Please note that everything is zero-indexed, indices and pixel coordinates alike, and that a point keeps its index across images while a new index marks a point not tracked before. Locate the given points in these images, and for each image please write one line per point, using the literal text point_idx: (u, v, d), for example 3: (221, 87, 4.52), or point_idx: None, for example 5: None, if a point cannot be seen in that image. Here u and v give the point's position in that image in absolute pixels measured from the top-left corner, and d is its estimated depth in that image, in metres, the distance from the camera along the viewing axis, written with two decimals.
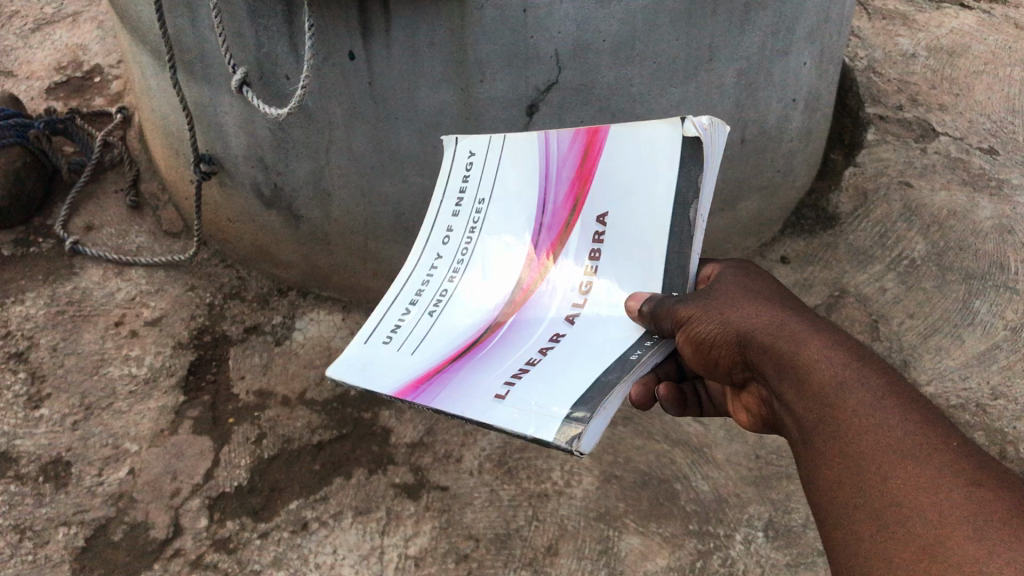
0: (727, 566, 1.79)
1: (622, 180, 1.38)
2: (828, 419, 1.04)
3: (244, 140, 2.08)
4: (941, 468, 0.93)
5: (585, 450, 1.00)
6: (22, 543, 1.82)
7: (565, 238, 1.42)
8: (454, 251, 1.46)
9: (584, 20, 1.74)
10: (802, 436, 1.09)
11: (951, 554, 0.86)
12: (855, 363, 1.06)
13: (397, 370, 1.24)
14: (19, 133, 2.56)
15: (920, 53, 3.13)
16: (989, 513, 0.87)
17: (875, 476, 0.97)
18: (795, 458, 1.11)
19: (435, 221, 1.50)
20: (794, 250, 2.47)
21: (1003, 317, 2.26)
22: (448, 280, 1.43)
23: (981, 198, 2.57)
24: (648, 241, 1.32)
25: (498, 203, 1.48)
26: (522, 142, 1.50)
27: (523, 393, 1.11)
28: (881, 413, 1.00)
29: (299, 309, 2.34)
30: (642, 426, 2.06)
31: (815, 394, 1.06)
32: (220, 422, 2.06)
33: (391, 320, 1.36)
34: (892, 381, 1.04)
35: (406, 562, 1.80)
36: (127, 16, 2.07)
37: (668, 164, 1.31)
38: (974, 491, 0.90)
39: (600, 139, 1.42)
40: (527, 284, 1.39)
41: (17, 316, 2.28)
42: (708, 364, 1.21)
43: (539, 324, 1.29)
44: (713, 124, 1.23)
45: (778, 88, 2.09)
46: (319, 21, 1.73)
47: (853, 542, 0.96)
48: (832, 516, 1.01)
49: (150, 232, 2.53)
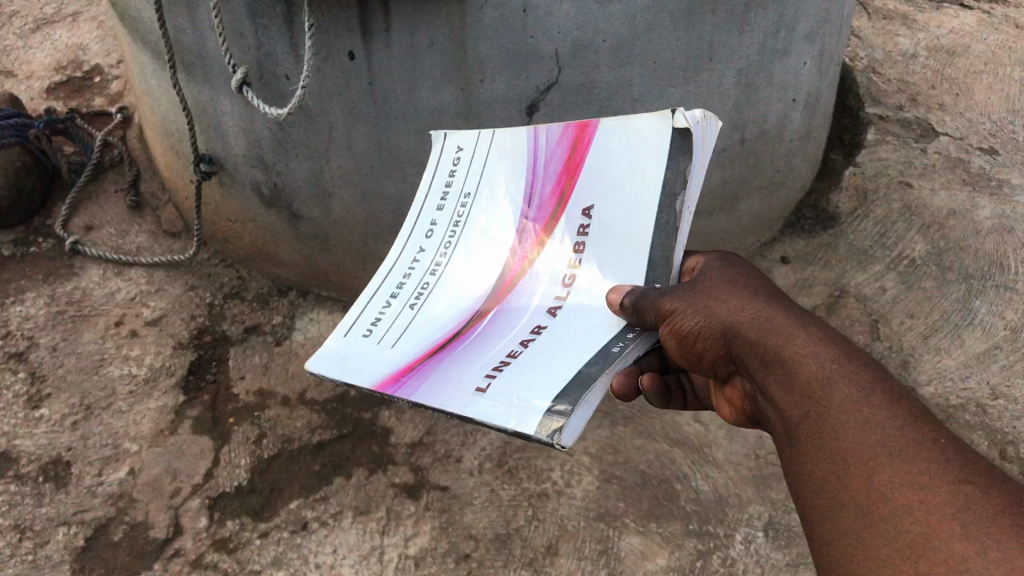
0: (726, 566, 1.79)
1: (609, 173, 1.38)
2: (815, 416, 1.04)
3: (244, 139, 2.08)
4: (927, 465, 0.93)
5: (567, 444, 1.00)
6: (22, 543, 1.82)
7: (550, 231, 1.41)
8: (437, 245, 1.46)
9: (584, 19, 1.74)
10: (787, 431, 1.09)
11: (939, 552, 0.86)
12: (841, 358, 1.07)
13: (376, 364, 1.24)
14: (19, 132, 2.56)
15: (919, 53, 3.13)
16: (977, 512, 0.87)
17: (863, 473, 0.97)
18: (780, 454, 1.11)
19: (420, 215, 1.50)
20: (794, 250, 2.46)
21: (1003, 317, 2.26)
22: (431, 273, 1.43)
23: (982, 198, 2.57)
24: (634, 234, 1.31)
25: (483, 197, 1.48)
26: (511, 138, 1.50)
27: (504, 387, 1.11)
28: (866, 408, 1.01)
29: (299, 309, 2.33)
30: (642, 426, 2.05)
31: (800, 390, 1.07)
32: (220, 422, 2.06)
33: (372, 313, 1.36)
34: (879, 379, 1.04)
35: (407, 562, 1.80)
36: (127, 16, 2.07)
37: (657, 156, 1.31)
38: (962, 489, 0.90)
39: (589, 134, 1.42)
40: (510, 277, 1.38)
41: (17, 316, 2.28)
42: (692, 358, 1.20)
43: (522, 316, 1.29)
44: (705, 118, 1.24)
45: (778, 88, 2.09)
46: (319, 21, 1.74)
47: (839, 537, 0.96)
48: (817, 512, 1.01)
49: (150, 232, 2.53)
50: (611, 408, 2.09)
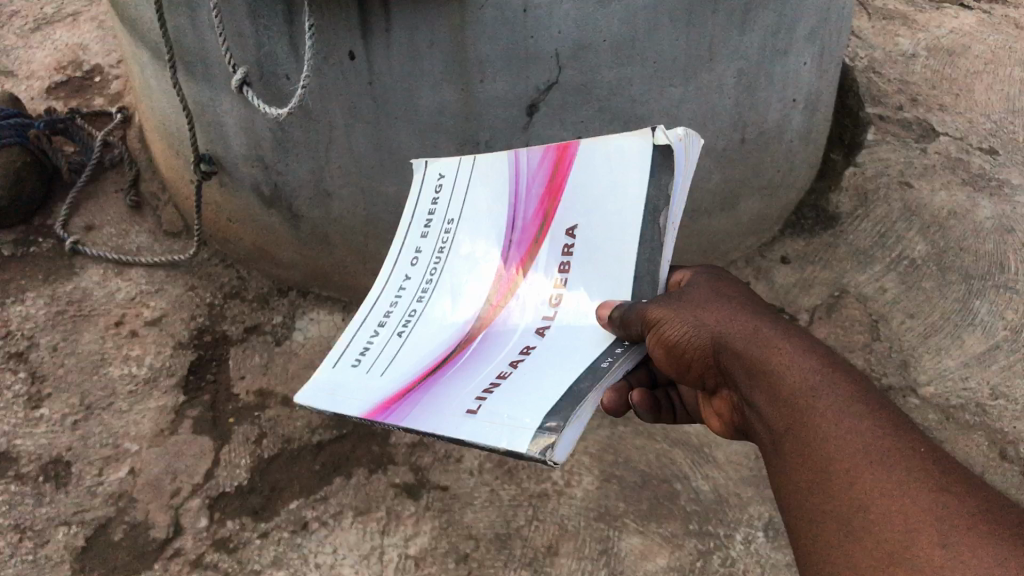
0: (727, 566, 1.79)
1: (593, 191, 1.38)
2: (799, 427, 1.04)
3: (244, 139, 2.08)
4: (908, 473, 0.93)
5: (559, 460, 1.00)
6: (22, 543, 1.82)
7: (535, 253, 1.42)
8: (423, 271, 1.46)
9: (584, 20, 1.74)
10: (773, 441, 1.09)
11: (918, 559, 0.86)
12: (825, 369, 1.07)
13: (365, 393, 1.23)
14: (19, 133, 2.56)
15: (919, 53, 3.13)
16: (955, 520, 0.87)
17: (845, 482, 0.97)
18: (767, 465, 1.10)
19: (404, 244, 1.49)
20: (794, 250, 2.46)
21: (1003, 317, 2.27)
22: (418, 298, 1.42)
23: (982, 198, 2.57)
24: (620, 251, 1.31)
25: (467, 221, 1.48)
26: (492, 163, 1.50)
27: (494, 407, 1.11)
28: (849, 418, 1.01)
29: (298, 308, 2.33)
30: (642, 426, 2.05)
31: (785, 399, 1.07)
32: (220, 422, 2.06)
33: (360, 342, 1.35)
34: (863, 389, 1.04)
35: (407, 562, 1.80)
36: (127, 17, 2.07)
37: (640, 174, 1.31)
38: (940, 497, 0.90)
39: (571, 154, 1.42)
40: (497, 302, 1.39)
41: (17, 315, 2.28)
42: (680, 369, 1.20)
43: (509, 339, 1.30)
44: (688, 136, 1.23)
45: (778, 88, 2.09)
46: (319, 21, 1.74)
47: (822, 547, 0.96)
48: (801, 519, 1.01)
49: (150, 232, 2.52)
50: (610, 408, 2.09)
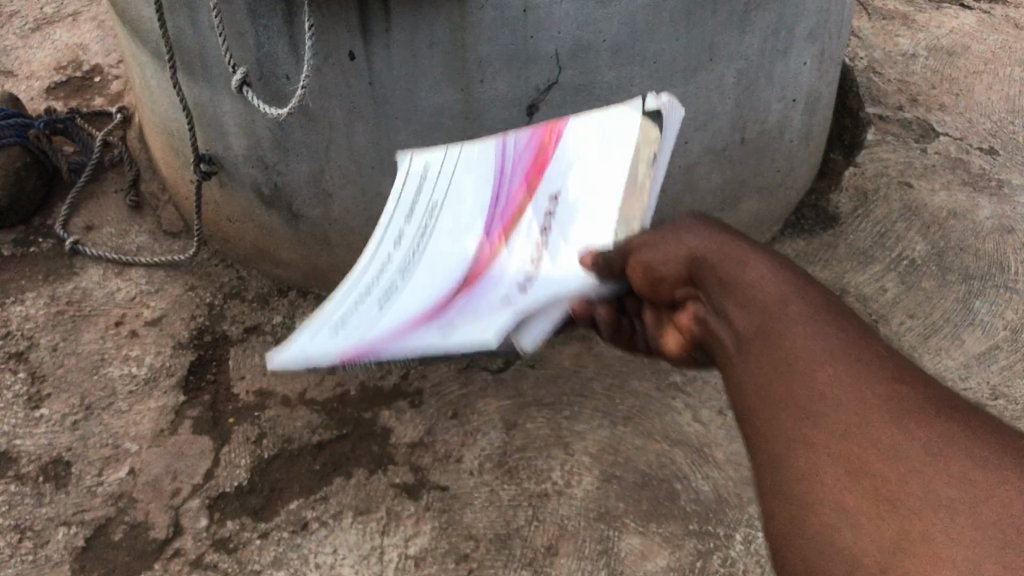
0: (726, 567, 1.80)
1: (575, 161, 1.41)
2: (762, 328, 1.05)
3: (244, 139, 2.08)
4: (863, 365, 0.94)
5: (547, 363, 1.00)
6: (22, 543, 1.82)
7: (520, 223, 1.40)
8: (407, 247, 1.42)
9: (584, 20, 1.74)
10: (731, 345, 1.10)
11: (868, 444, 0.87)
12: (790, 279, 1.08)
13: (346, 349, 1.17)
14: (19, 132, 2.55)
15: (920, 53, 3.13)
16: (905, 408, 0.88)
17: (801, 372, 0.97)
18: (723, 369, 1.11)
19: (387, 223, 1.47)
20: (794, 250, 2.46)
21: (1003, 317, 2.27)
22: (400, 271, 1.37)
23: (982, 198, 2.57)
24: (603, 209, 1.33)
25: (453, 201, 1.47)
26: (479, 149, 1.51)
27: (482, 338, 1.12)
28: (810, 317, 1.02)
29: (298, 309, 2.33)
30: (642, 426, 2.05)
31: (750, 306, 1.08)
32: (220, 422, 2.06)
33: (340, 308, 1.30)
34: (827, 297, 1.05)
35: (407, 562, 1.80)
36: (127, 16, 2.07)
37: (625, 139, 1.36)
38: (894, 387, 0.91)
39: (558, 133, 1.46)
40: (481, 268, 1.35)
41: (17, 315, 2.28)
42: (654, 287, 1.21)
43: (494, 295, 1.26)
44: (671, 104, 1.33)
45: (778, 88, 2.09)
46: (319, 21, 1.74)
47: (773, 434, 0.96)
48: (755, 409, 1.01)
49: (150, 232, 2.52)
50: (611, 408, 2.09)
